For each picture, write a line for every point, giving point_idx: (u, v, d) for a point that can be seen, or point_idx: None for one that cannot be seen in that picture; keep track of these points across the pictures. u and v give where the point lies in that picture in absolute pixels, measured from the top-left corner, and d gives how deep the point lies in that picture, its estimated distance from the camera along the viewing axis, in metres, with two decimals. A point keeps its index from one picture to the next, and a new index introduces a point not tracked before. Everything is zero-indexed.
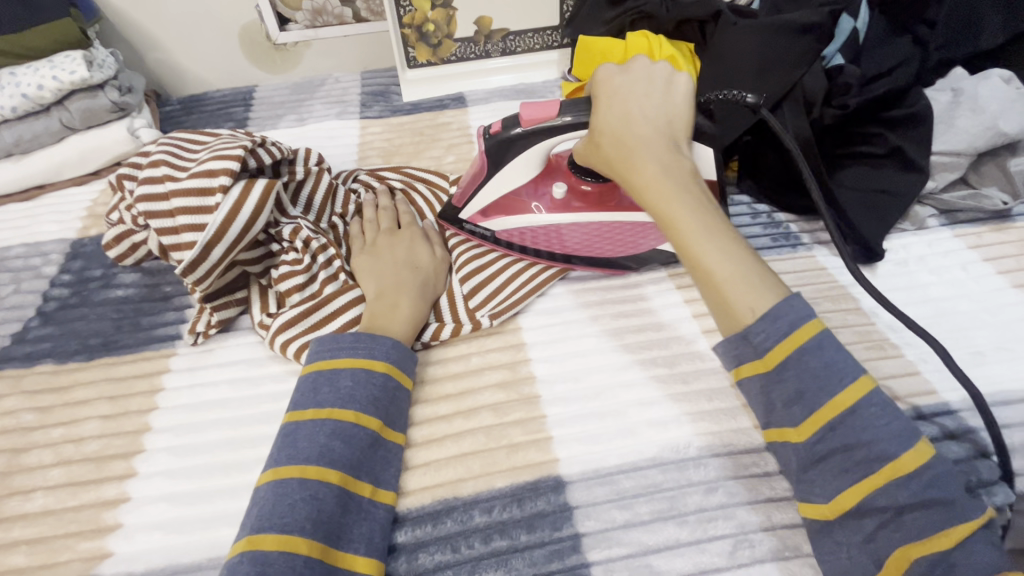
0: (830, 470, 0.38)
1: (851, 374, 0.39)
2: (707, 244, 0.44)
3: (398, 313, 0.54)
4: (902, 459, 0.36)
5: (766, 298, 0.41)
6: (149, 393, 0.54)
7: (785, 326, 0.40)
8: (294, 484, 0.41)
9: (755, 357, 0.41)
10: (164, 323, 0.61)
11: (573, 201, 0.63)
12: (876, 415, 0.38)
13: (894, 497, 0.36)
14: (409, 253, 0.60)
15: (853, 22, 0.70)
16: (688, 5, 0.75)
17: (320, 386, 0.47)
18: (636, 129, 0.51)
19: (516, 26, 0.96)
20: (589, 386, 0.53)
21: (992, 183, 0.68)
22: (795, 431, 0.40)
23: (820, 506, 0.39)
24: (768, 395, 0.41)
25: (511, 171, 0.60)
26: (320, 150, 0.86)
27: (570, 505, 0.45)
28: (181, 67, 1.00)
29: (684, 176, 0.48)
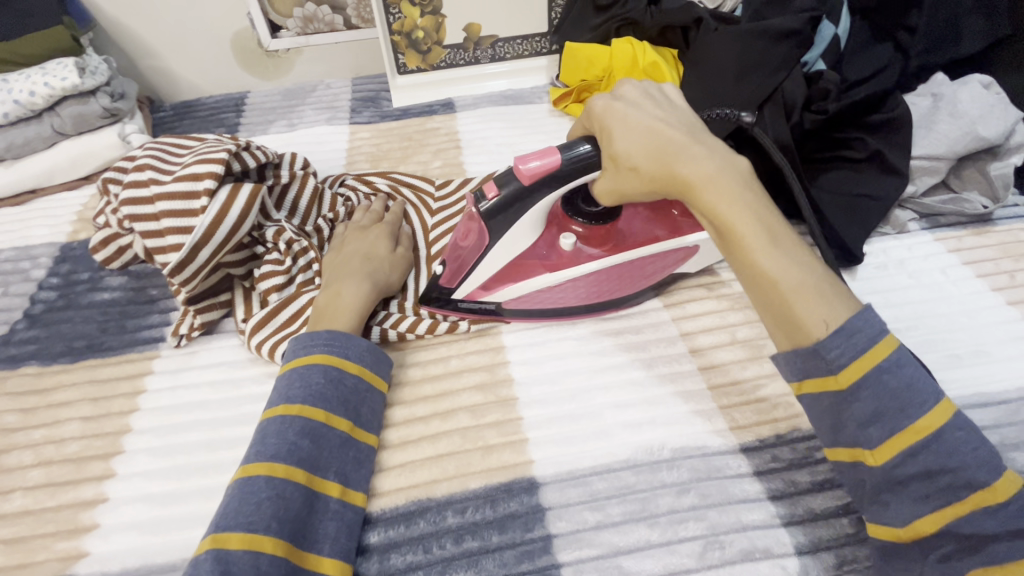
0: (910, 496, 0.37)
1: (932, 397, 0.37)
2: (774, 255, 0.41)
3: (339, 300, 0.54)
4: (994, 487, 0.35)
5: (843, 308, 0.39)
6: (131, 395, 0.55)
7: (863, 341, 0.38)
8: (261, 482, 0.41)
9: (828, 374, 0.39)
10: (148, 325, 0.61)
11: (582, 249, 0.57)
12: (962, 440, 0.36)
13: (980, 526, 0.35)
14: (366, 247, 0.60)
15: (833, 29, 0.71)
16: (672, 11, 0.76)
17: (291, 383, 0.47)
18: (663, 131, 0.46)
19: (505, 32, 0.97)
20: (565, 388, 0.53)
21: (973, 187, 0.68)
22: (871, 454, 0.38)
23: (893, 528, 0.38)
24: (839, 415, 0.39)
25: (514, 235, 0.53)
26: (309, 155, 0.87)
27: (542, 507, 0.45)
28: (174, 74, 1.01)
29: (736, 182, 0.44)
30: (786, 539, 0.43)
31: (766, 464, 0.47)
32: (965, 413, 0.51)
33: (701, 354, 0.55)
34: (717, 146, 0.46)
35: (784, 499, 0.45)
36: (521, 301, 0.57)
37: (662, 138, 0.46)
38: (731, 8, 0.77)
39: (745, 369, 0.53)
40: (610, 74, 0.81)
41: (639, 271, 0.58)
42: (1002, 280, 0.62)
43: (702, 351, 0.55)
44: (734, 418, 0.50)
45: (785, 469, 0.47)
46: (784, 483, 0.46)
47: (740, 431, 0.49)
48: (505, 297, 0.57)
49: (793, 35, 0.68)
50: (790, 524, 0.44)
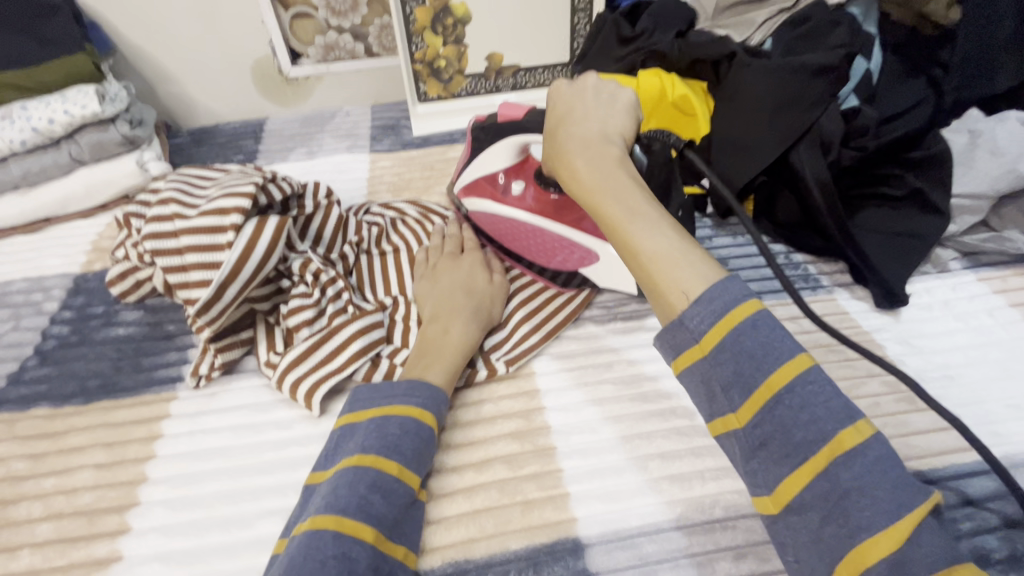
0: (771, 457, 0.34)
1: (788, 353, 0.35)
2: (637, 228, 0.41)
3: (447, 338, 0.53)
4: (840, 437, 0.32)
5: (700, 279, 0.38)
6: (147, 440, 0.52)
7: (718, 307, 0.36)
8: (329, 537, 0.39)
9: (692, 345, 0.37)
10: (165, 363, 0.59)
11: (528, 197, 0.62)
12: (815, 393, 0.34)
13: (837, 479, 0.32)
14: (469, 278, 0.59)
15: (866, 64, 0.70)
16: (699, 45, 0.75)
17: (368, 431, 0.45)
18: (563, 130, 0.51)
19: (527, 62, 0.97)
20: (606, 438, 0.50)
21: (1014, 226, 0.66)
22: (734, 418, 0.35)
23: (762, 498, 0.35)
24: (706, 382, 0.36)
25: (489, 156, 0.64)
26: (329, 184, 0.86)
27: (589, 572, 0.42)
28: (193, 100, 1.01)
29: (610, 165, 0.46)
30: None
31: None
32: None
33: None
34: (603, 138, 0.49)
35: None
36: (483, 220, 0.66)
37: (559, 137, 0.51)
38: (759, 41, 0.76)
39: None
40: None
41: (553, 250, 0.61)
42: None
43: None
44: None
45: None
46: None
47: None
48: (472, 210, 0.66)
49: (828, 71, 0.67)
50: None
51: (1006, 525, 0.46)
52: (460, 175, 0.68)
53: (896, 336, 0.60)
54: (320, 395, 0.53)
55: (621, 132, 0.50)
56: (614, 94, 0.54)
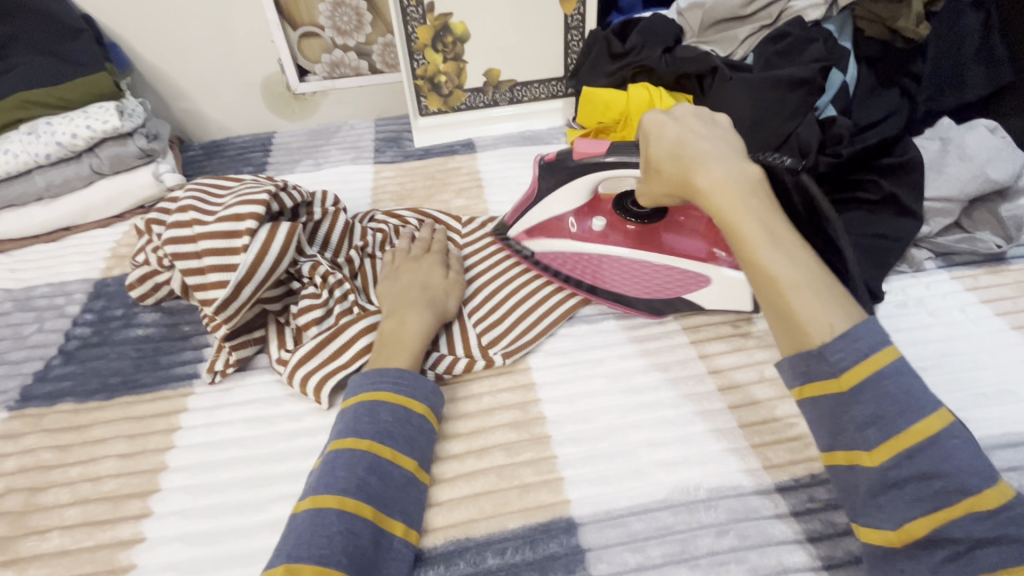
0: (903, 497, 0.38)
1: (932, 405, 0.38)
2: (774, 255, 0.44)
3: (406, 329, 0.56)
4: (982, 494, 0.36)
5: (845, 316, 0.41)
6: (166, 432, 0.55)
7: (865, 346, 0.39)
8: (333, 516, 0.42)
9: (828, 377, 0.41)
10: (182, 361, 0.62)
11: (609, 233, 0.65)
12: (959, 446, 0.37)
13: (968, 530, 0.36)
14: (425, 276, 0.62)
15: (842, 76, 0.74)
16: (686, 60, 0.80)
17: (360, 417, 0.48)
18: (695, 139, 0.51)
19: (523, 76, 1.01)
20: (598, 426, 0.53)
21: (985, 227, 0.70)
22: (868, 456, 0.39)
23: (884, 533, 0.39)
24: (838, 418, 0.40)
25: (558, 199, 0.64)
26: (335, 194, 0.90)
27: (582, 547, 0.45)
28: (204, 115, 1.05)
29: (748, 187, 0.48)
30: None
31: (802, 504, 0.47)
32: (995, 453, 0.52)
33: (729, 392, 0.55)
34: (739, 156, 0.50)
35: (823, 540, 0.45)
36: (552, 259, 0.67)
37: (683, 147, 0.51)
38: (742, 57, 0.82)
39: (774, 406, 0.54)
40: (628, 117, 0.84)
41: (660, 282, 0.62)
42: (1021, 319, 0.63)
43: (732, 389, 0.56)
44: (768, 457, 0.50)
45: (822, 510, 0.47)
46: (822, 523, 0.46)
47: (775, 470, 0.49)
48: (540, 249, 0.67)
49: (804, 84, 0.71)
50: (831, 566, 0.44)
51: None
52: (520, 217, 0.67)
53: None
54: (328, 388, 0.56)
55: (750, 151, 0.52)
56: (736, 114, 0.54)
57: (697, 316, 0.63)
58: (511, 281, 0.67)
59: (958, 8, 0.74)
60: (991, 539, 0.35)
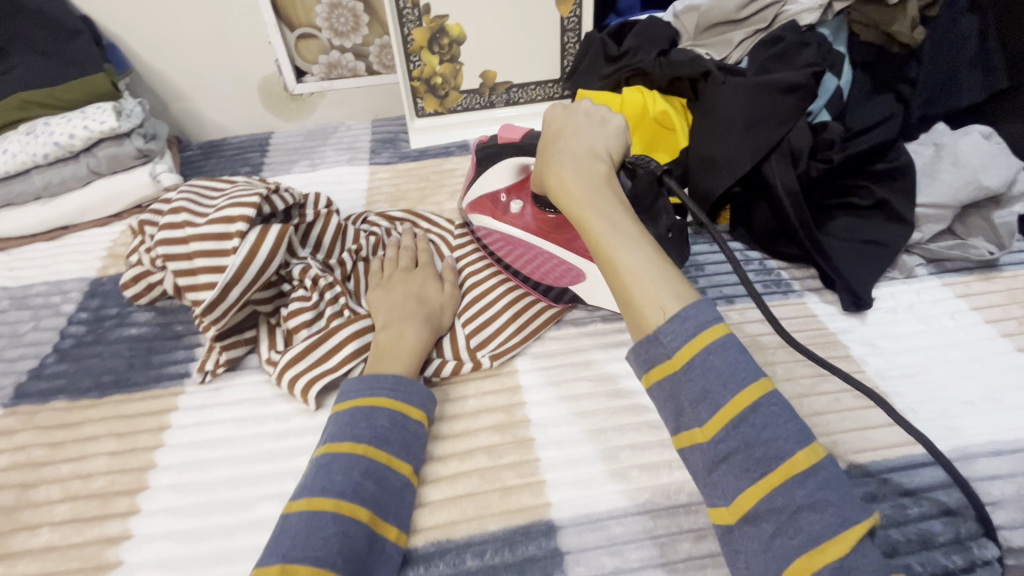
0: (733, 471, 0.37)
1: (752, 372, 0.39)
2: (614, 240, 0.45)
3: (404, 342, 0.57)
4: (797, 458, 0.36)
5: (675, 296, 0.41)
6: (156, 430, 0.56)
7: (691, 326, 0.40)
8: (329, 518, 0.42)
9: (664, 359, 0.40)
10: (174, 360, 0.63)
11: (526, 216, 0.65)
12: (776, 414, 0.37)
13: (791, 497, 0.35)
14: (420, 289, 0.63)
15: (836, 81, 0.75)
16: (679, 63, 0.80)
17: (356, 421, 0.49)
18: (563, 141, 0.55)
19: (519, 79, 1.02)
20: (582, 430, 0.54)
21: (978, 234, 0.70)
22: (701, 431, 0.38)
23: (721, 510, 0.38)
24: (676, 397, 0.40)
25: (491, 176, 0.67)
26: (331, 194, 0.91)
27: (561, 551, 0.46)
28: (203, 116, 1.06)
29: (598, 181, 0.50)
30: None
31: None
32: (979, 461, 0.51)
33: None
34: (595, 156, 0.53)
35: None
36: (485, 236, 0.69)
37: (552, 148, 0.55)
38: (736, 60, 0.81)
39: None
40: None
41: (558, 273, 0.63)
42: (1010, 326, 0.63)
43: None
44: None
45: None
46: None
47: None
48: (479, 225, 0.69)
49: (796, 89, 0.71)
50: None
51: (951, 509, 0.49)
52: (467, 192, 0.70)
53: (861, 338, 0.63)
54: (316, 390, 0.57)
55: (609, 151, 0.54)
56: (603, 117, 0.57)
57: None
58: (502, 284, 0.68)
59: (956, 13, 0.74)
60: (810, 505, 0.35)
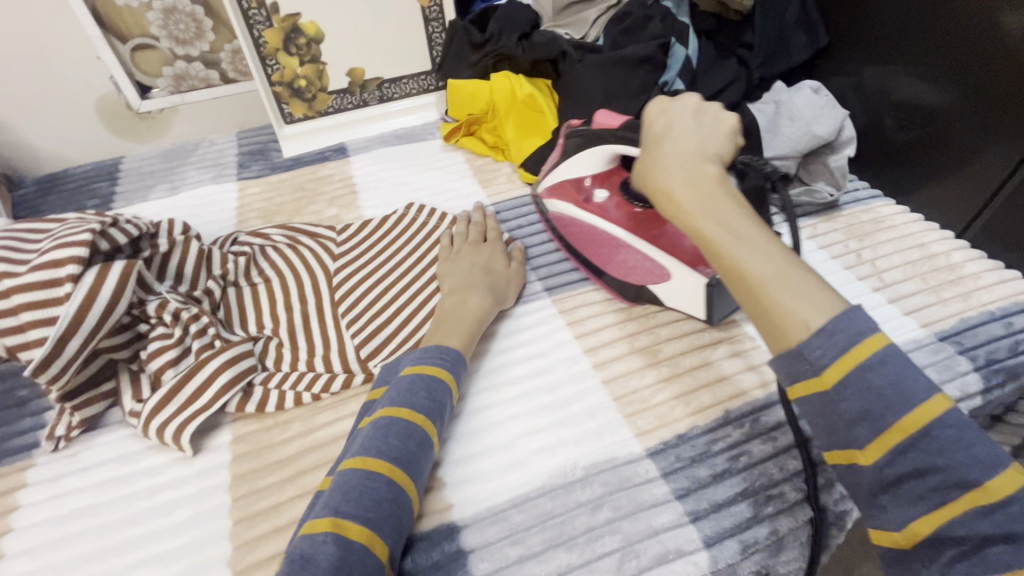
0: (904, 496, 0.35)
1: (927, 391, 0.35)
2: (741, 249, 0.42)
3: (465, 308, 0.58)
4: (987, 485, 0.32)
5: (822, 312, 0.37)
6: (2, 514, 0.49)
7: (843, 340, 0.36)
8: (383, 483, 0.42)
9: (855, 447, 0.36)
10: (18, 432, 0.55)
11: (610, 207, 0.64)
12: (956, 438, 0.33)
13: (973, 526, 0.32)
14: (487, 260, 0.64)
15: (684, 50, 0.77)
16: (539, 45, 0.81)
17: (416, 389, 0.49)
18: (667, 140, 0.51)
19: (389, 74, 0.98)
20: (478, 424, 0.54)
21: (822, 179, 0.76)
22: (862, 454, 0.36)
23: (891, 534, 0.36)
24: (827, 416, 0.37)
25: (579, 163, 0.65)
26: (195, 217, 0.83)
27: (464, 550, 0.45)
28: (35, 148, 0.94)
29: (709, 183, 0.47)
30: (694, 534, 0.46)
31: (671, 465, 0.50)
32: None
33: (604, 368, 0.58)
34: (702, 155, 0.49)
35: (689, 496, 0.48)
36: (562, 222, 0.69)
37: (651, 147, 0.52)
38: (594, 38, 0.83)
39: (644, 375, 0.57)
40: (494, 107, 0.86)
41: (629, 267, 0.61)
42: (852, 259, 0.70)
43: (604, 365, 0.58)
44: (638, 425, 0.53)
45: (687, 467, 0.50)
46: (688, 480, 0.49)
47: (644, 437, 0.52)
48: (556, 211, 0.69)
49: (646, 61, 0.74)
50: (696, 519, 0.46)
51: None
52: (547, 175, 0.70)
53: None
54: (189, 434, 0.53)
55: (720, 150, 0.51)
56: (715, 112, 0.53)
57: (572, 298, 0.65)
58: (388, 286, 0.66)
59: None
60: (1004, 536, 0.32)
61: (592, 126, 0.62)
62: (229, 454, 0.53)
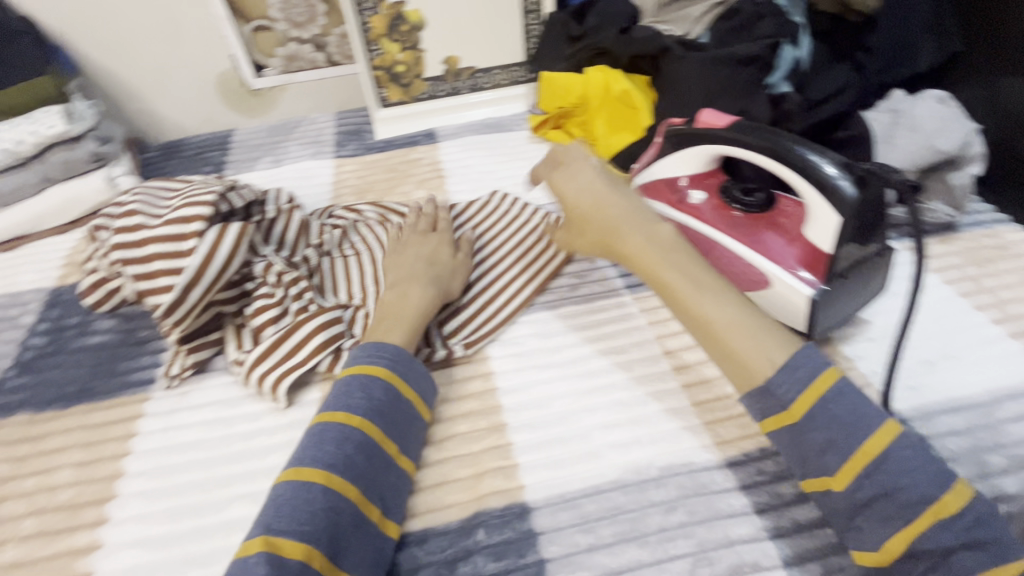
0: (874, 517, 0.38)
1: (877, 419, 0.40)
2: (703, 299, 0.48)
3: (408, 300, 0.57)
4: (944, 500, 0.37)
5: (779, 350, 0.44)
6: (123, 438, 0.55)
7: (804, 374, 0.42)
8: (319, 492, 0.43)
9: (826, 474, 0.41)
10: (139, 367, 0.62)
11: (707, 208, 0.63)
12: (909, 457, 0.38)
13: (939, 540, 0.36)
14: (431, 252, 0.63)
15: (794, 52, 0.74)
16: (639, 41, 0.80)
17: (353, 392, 0.49)
18: (609, 205, 0.56)
19: (483, 63, 1.00)
20: (554, 412, 0.54)
21: (938, 196, 0.69)
22: (834, 480, 0.40)
23: (870, 555, 0.39)
24: (801, 447, 0.42)
25: (678, 162, 0.64)
26: (295, 190, 0.89)
27: (534, 532, 0.46)
28: (161, 117, 1.03)
29: (667, 242, 0.52)
30: (773, 551, 0.44)
31: (752, 477, 0.48)
32: (940, 419, 0.52)
33: (685, 371, 0.56)
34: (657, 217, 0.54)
35: (769, 512, 0.46)
36: None
37: (584, 213, 0.58)
38: (697, 36, 0.81)
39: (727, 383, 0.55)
40: (586, 101, 0.86)
41: (721, 271, 0.60)
42: (968, 285, 0.64)
43: (685, 368, 0.57)
44: (718, 433, 0.51)
45: (769, 482, 0.48)
46: (769, 496, 0.47)
47: (724, 446, 0.50)
48: None
49: (753, 61, 0.72)
50: (776, 536, 0.45)
51: None
52: (638, 174, 0.70)
53: None
54: (284, 387, 0.56)
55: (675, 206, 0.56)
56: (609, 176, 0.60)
57: (655, 299, 0.65)
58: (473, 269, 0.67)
59: None
60: (964, 545, 0.36)
61: (695, 125, 0.61)
62: (317, 410, 0.57)
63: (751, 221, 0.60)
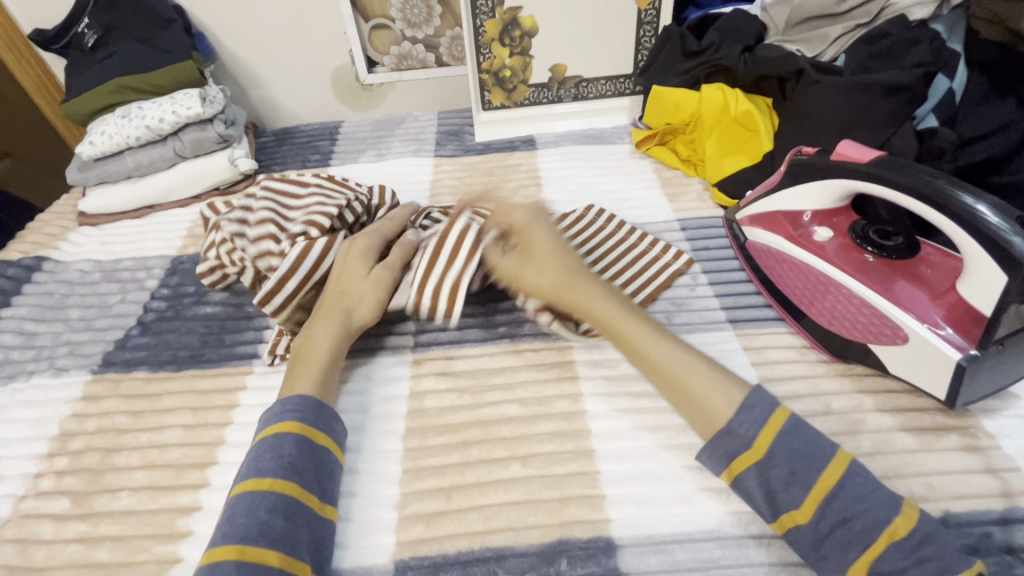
0: (839, 543, 0.39)
1: (830, 449, 0.42)
2: (661, 348, 0.49)
3: (314, 339, 0.55)
4: (895, 524, 0.39)
5: (731, 391, 0.46)
6: (226, 407, 0.58)
7: (760, 414, 0.43)
8: (231, 567, 0.39)
9: (792, 508, 0.41)
10: (244, 341, 0.65)
11: (831, 245, 0.58)
12: (861, 484, 0.41)
13: (892, 561, 0.38)
14: (343, 274, 0.59)
15: (948, 83, 0.67)
16: (768, 61, 0.75)
17: (262, 455, 0.46)
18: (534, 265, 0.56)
19: (590, 73, 0.99)
20: (646, 445, 0.51)
21: None
22: (799, 514, 0.41)
23: None
24: (765, 484, 0.42)
25: (802, 194, 0.59)
26: (394, 184, 0.91)
27: (619, 570, 0.44)
28: (278, 105, 1.10)
29: (611, 301, 0.53)
30: None
31: None
32: None
33: None
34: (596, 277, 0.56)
35: None
36: (761, 251, 0.64)
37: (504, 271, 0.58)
38: (832, 57, 0.76)
39: (842, 442, 0.50)
40: (698, 118, 0.82)
41: (840, 314, 0.55)
42: None
43: None
44: None
45: None
46: None
47: None
48: (755, 240, 0.65)
49: (903, 90, 0.65)
50: None
51: None
52: (750, 203, 0.66)
53: None
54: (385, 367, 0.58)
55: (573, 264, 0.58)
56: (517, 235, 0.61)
57: (761, 338, 0.60)
58: None
59: None
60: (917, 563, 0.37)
61: (829, 157, 0.56)
62: (405, 407, 0.57)
63: (885, 267, 0.55)
